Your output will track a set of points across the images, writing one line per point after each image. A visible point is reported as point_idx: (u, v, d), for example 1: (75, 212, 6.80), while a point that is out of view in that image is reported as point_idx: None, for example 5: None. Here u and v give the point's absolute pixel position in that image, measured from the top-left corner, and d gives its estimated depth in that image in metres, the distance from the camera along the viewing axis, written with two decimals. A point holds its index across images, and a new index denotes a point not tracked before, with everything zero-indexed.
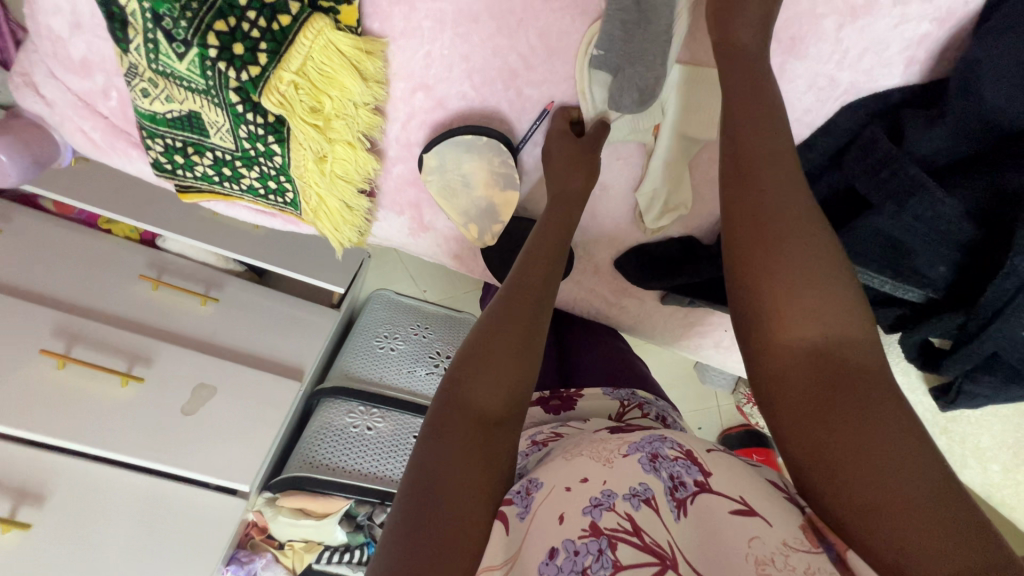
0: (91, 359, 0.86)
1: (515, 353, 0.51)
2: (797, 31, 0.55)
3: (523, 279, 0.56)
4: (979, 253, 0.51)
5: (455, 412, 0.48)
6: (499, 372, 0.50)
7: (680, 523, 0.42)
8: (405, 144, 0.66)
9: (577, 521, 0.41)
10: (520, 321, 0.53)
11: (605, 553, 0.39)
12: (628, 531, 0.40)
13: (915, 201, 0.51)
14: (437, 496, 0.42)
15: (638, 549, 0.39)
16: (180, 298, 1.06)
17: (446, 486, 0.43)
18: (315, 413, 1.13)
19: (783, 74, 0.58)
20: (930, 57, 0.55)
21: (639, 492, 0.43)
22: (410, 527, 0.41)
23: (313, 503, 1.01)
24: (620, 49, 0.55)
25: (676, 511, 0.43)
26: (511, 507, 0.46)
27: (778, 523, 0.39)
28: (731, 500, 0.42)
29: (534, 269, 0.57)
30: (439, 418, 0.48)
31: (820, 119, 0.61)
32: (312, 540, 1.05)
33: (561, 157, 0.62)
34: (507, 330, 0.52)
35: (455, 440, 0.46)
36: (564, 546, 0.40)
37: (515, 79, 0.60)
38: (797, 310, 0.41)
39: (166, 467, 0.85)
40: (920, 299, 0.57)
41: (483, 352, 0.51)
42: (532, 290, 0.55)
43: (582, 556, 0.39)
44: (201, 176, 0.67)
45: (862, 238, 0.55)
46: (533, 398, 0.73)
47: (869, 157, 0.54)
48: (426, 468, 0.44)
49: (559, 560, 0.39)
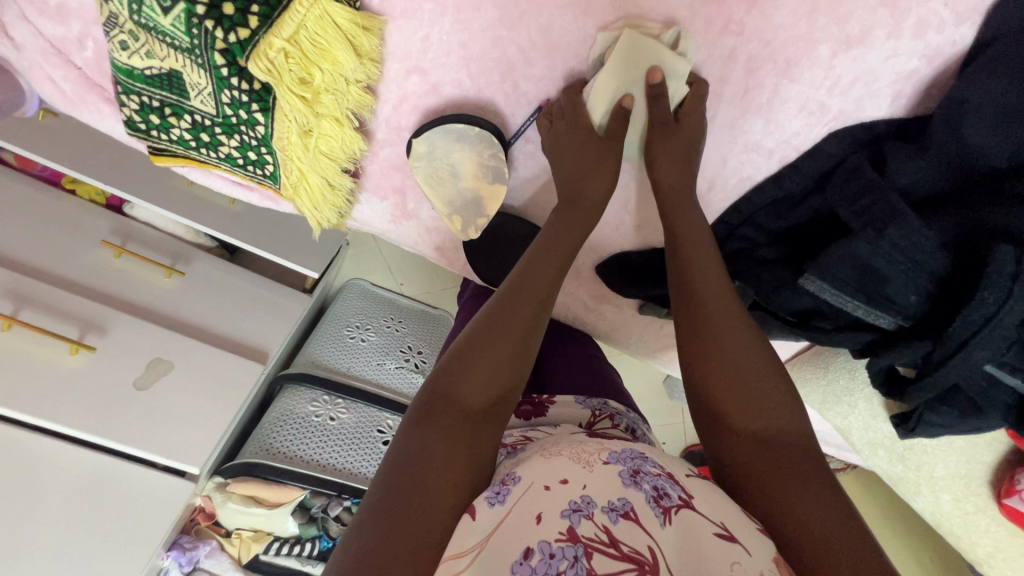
0: (41, 323, 0.82)
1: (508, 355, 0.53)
2: (792, 54, 0.57)
3: (528, 278, 0.56)
4: (948, 284, 0.52)
5: (448, 395, 0.50)
6: (490, 369, 0.52)
7: (665, 529, 0.42)
8: (395, 127, 0.64)
9: (556, 524, 0.42)
10: (523, 319, 0.54)
11: (580, 561, 0.39)
12: (604, 542, 0.41)
13: (892, 229, 0.52)
14: (416, 486, 0.44)
15: (615, 559, 0.39)
16: (145, 268, 1.03)
17: (427, 474, 0.45)
18: (277, 399, 1.08)
19: (776, 95, 0.60)
20: (915, 92, 0.59)
21: (617, 505, 0.43)
22: (391, 503, 0.42)
23: (265, 490, 0.97)
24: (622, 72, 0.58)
25: (662, 517, 0.43)
26: (481, 501, 0.45)
27: (755, 552, 0.40)
28: (711, 523, 0.42)
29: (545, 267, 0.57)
30: (426, 409, 0.49)
31: (807, 143, 0.63)
32: (261, 529, 0.98)
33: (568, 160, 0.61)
34: (503, 330, 0.53)
35: (442, 429, 0.48)
36: (540, 547, 0.40)
37: (513, 73, 0.60)
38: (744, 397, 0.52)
39: (110, 442, 0.79)
40: (891, 326, 0.57)
41: (474, 347, 0.53)
42: (539, 288, 0.56)
43: (557, 560, 0.39)
44: (177, 140, 0.64)
45: (837, 263, 0.56)
46: None
47: (852, 183, 0.56)
48: (409, 451, 0.46)
49: (534, 561, 0.40)
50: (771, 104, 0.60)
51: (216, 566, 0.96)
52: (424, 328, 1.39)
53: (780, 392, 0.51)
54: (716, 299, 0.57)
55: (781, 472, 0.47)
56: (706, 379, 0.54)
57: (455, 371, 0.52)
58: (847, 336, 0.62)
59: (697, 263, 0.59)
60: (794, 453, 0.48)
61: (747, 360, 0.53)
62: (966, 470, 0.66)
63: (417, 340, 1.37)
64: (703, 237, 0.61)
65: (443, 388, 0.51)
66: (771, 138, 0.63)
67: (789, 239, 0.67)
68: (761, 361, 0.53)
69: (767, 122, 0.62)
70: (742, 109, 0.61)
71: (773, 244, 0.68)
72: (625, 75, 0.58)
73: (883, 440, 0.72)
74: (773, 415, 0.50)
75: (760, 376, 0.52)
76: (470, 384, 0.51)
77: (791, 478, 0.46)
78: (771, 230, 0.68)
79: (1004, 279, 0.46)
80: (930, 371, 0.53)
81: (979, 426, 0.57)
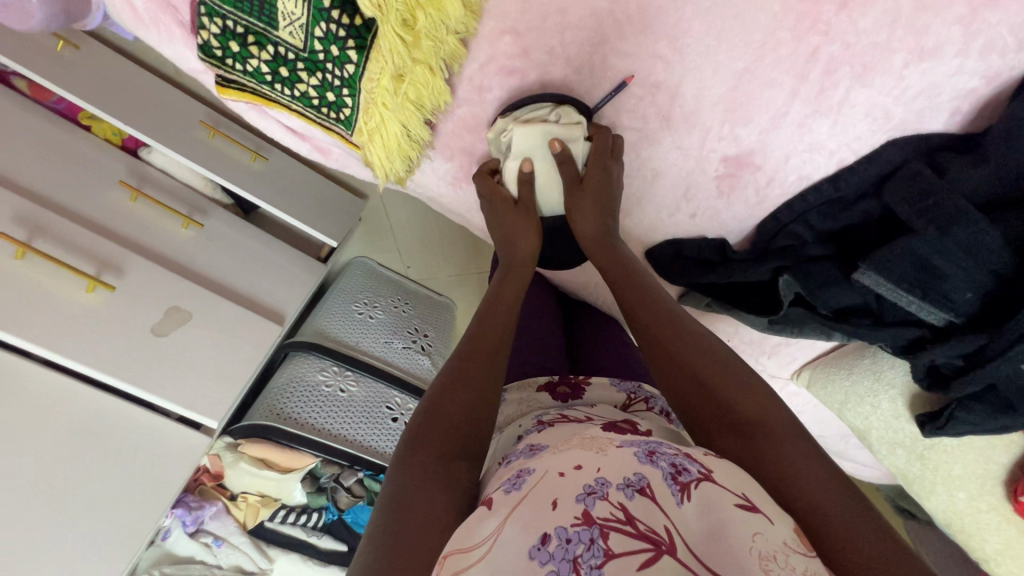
0: (55, 255, 0.76)
1: (480, 383, 0.58)
2: (869, 60, 0.60)
3: (486, 316, 0.65)
4: (1009, 283, 0.57)
5: (430, 428, 0.55)
6: (463, 398, 0.57)
7: (683, 507, 0.41)
8: (476, 87, 0.65)
9: (571, 508, 0.41)
10: (473, 371, 0.59)
11: (596, 542, 0.38)
12: (620, 520, 0.39)
13: (959, 227, 0.56)
14: (410, 515, 0.47)
15: (631, 537, 0.38)
16: (160, 214, 0.98)
17: (417, 503, 0.48)
18: (284, 366, 1.04)
19: (846, 98, 0.63)
20: (971, 110, 0.63)
21: (633, 481, 0.43)
22: (388, 534, 0.46)
23: (275, 454, 0.95)
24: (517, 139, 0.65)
25: (680, 494, 0.42)
26: (499, 492, 0.47)
27: (778, 522, 0.40)
28: (733, 496, 0.42)
29: (488, 329, 0.63)
30: (410, 447, 0.54)
31: (866, 148, 0.67)
32: (269, 495, 0.99)
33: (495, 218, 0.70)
34: (473, 364, 0.60)
35: (427, 461, 0.52)
36: (556, 533, 0.39)
37: (604, 46, 0.61)
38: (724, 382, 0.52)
39: (125, 385, 0.74)
40: (940, 322, 0.61)
41: (450, 383, 0.58)
42: (498, 327, 0.64)
43: (574, 544, 0.38)
44: (252, 72, 0.62)
45: (895, 259, 0.60)
46: (542, 383, 0.75)
47: (913, 186, 0.59)
48: (398, 489, 0.50)
49: (552, 546, 0.39)
50: (841, 106, 0.64)
51: (221, 528, 0.97)
52: (431, 312, 1.38)
53: (749, 383, 0.52)
54: (670, 317, 0.59)
55: (773, 450, 0.47)
56: (678, 385, 0.54)
57: (431, 409, 0.56)
58: (894, 331, 0.65)
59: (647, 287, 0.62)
60: (781, 435, 0.48)
61: (712, 367, 0.53)
62: (983, 471, 0.71)
63: (419, 322, 1.35)
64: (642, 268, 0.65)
65: (422, 426, 0.55)
66: (834, 140, 0.66)
67: (838, 239, 0.72)
68: (723, 360, 0.54)
69: (834, 124, 0.65)
70: (815, 108, 0.64)
71: (821, 243, 0.72)
72: (523, 146, 0.65)
73: (904, 440, 0.76)
74: (748, 402, 0.51)
75: (719, 371, 0.53)
76: (443, 418, 0.55)
77: (792, 465, 0.46)
78: (821, 230, 0.72)
79: None
80: (979, 364, 0.58)
81: (1008, 426, 0.61)
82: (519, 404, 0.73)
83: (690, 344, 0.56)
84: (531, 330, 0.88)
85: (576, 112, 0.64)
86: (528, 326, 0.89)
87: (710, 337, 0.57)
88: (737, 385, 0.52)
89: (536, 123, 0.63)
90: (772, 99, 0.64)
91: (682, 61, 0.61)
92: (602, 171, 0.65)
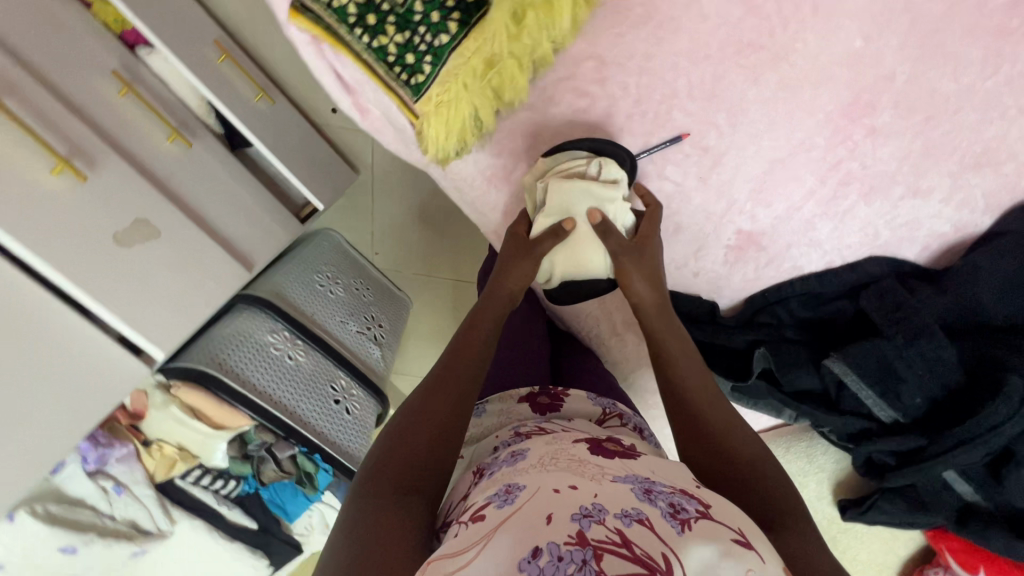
0: (27, 122, 0.66)
1: (449, 408, 0.61)
2: (875, 184, 0.70)
3: (463, 344, 0.69)
4: (954, 393, 0.67)
5: (395, 454, 0.57)
6: (433, 423, 0.59)
7: (682, 536, 0.43)
8: (547, 98, 0.67)
9: (565, 526, 0.42)
10: (444, 396, 0.62)
11: (590, 563, 0.39)
12: (617, 543, 0.41)
13: (924, 341, 0.66)
14: (373, 540, 0.48)
15: (628, 560, 0.39)
16: (145, 118, 0.89)
17: (382, 528, 0.49)
18: (233, 316, 0.95)
19: (850, 210, 0.73)
20: (937, 249, 0.75)
21: (632, 513, 0.44)
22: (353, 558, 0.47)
23: (211, 408, 0.87)
24: (554, 194, 0.67)
25: (679, 526, 0.44)
26: (491, 506, 0.48)
27: (769, 561, 0.43)
28: (727, 530, 0.44)
29: (462, 360, 0.66)
30: (373, 474, 0.55)
31: (853, 257, 0.76)
32: (188, 451, 0.91)
33: (510, 254, 0.72)
34: (442, 390, 0.63)
35: (392, 489, 0.53)
36: (548, 548, 0.41)
37: (673, 100, 0.66)
38: (744, 465, 0.57)
39: (75, 284, 0.67)
40: (889, 419, 0.71)
41: (420, 409, 0.61)
42: (473, 357, 0.67)
43: (566, 562, 0.39)
44: (332, 7, 0.58)
45: (863, 357, 0.68)
46: (523, 393, 0.76)
47: (886, 301, 0.68)
48: (358, 517, 0.51)
49: (543, 560, 0.40)
50: (845, 215, 0.73)
51: (126, 474, 0.91)
52: (388, 304, 1.35)
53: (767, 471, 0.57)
54: (703, 392, 0.64)
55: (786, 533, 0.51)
56: (700, 459, 0.59)
57: (397, 436, 0.59)
58: (845, 420, 0.74)
59: (686, 362, 0.67)
60: (795, 524, 0.52)
61: (737, 448, 0.58)
62: None
63: (373, 307, 1.30)
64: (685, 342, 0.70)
65: (388, 452, 0.57)
66: (830, 242, 0.75)
67: (811, 327, 0.80)
68: (749, 446, 0.59)
69: (835, 229, 0.74)
70: (824, 211, 0.73)
71: (796, 328, 0.80)
72: (562, 204, 0.68)
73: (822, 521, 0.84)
74: (766, 487, 0.55)
75: (742, 452, 0.58)
76: (410, 445, 0.57)
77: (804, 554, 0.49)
78: (799, 316, 0.80)
79: (1007, 398, 0.62)
80: (921, 459, 0.69)
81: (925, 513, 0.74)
82: (498, 415, 0.74)
83: (717, 422, 0.61)
84: (514, 344, 0.88)
85: (616, 167, 0.67)
86: (511, 339, 0.89)
87: (737, 422, 0.62)
88: (755, 468, 0.57)
89: (575, 183, 0.66)
90: (793, 191, 0.72)
91: (734, 135, 0.68)
92: (652, 245, 0.70)
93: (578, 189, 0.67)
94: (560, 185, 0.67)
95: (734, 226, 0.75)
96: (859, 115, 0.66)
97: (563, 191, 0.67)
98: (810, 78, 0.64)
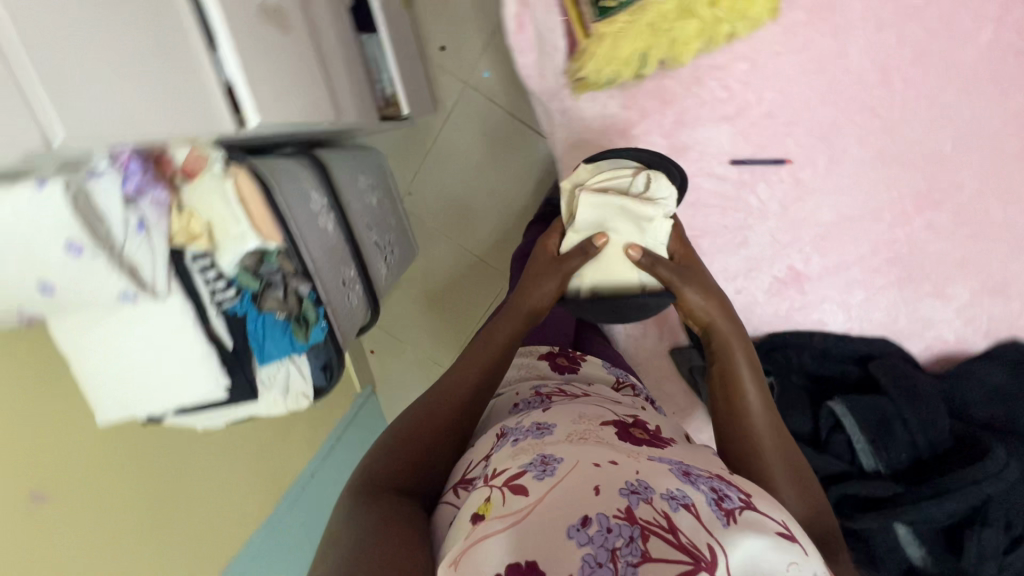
0: None
1: (441, 416, 0.65)
2: (913, 272, 0.81)
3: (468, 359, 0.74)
4: (938, 459, 0.77)
5: (386, 466, 0.60)
6: (427, 433, 0.64)
7: (728, 528, 0.45)
8: (694, 78, 0.75)
9: (617, 501, 0.45)
10: (440, 410, 0.66)
11: (637, 541, 0.42)
12: (664, 527, 0.43)
13: (923, 402, 0.76)
14: (367, 534, 0.51)
15: (675, 545, 0.42)
16: None
17: (382, 522, 0.52)
18: (275, 158, 0.91)
19: (884, 287, 0.82)
20: (933, 354, 0.86)
21: (678, 495, 0.46)
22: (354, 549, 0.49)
23: (261, 201, 0.73)
24: (592, 209, 0.75)
25: (725, 518, 0.45)
26: (528, 475, 0.49)
27: (811, 555, 0.47)
28: (772, 521, 0.47)
29: (462, 376, 0.71)
30: (368, 485, 0.58)
31: (868, 332, 0.85)
32: (219, 228, 0.71)
33: (541, 270, 0.79)
34: (437, 409, 0.66)
35: (388, 495, 0.56)
36: (599, 519, 0.44)
37: (793, 127, 0.75)
38: (798, 491, 0.60)
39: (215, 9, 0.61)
40: (871, 465, 0.78)
41: (419, 421, 0.65)
42: (475, 367, 0.72)
43: (614, 536, 0.43)
44: None
45: (867, 406, 0.78)
46: (544, 351, 0.81)
47: (896, 370, 0.79)
48: (353, 518, 0.54)
49: (592, 530, 0.43)
50: (879, 290, 0.83)
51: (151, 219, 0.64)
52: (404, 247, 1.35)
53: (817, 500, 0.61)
54: (759, 417, 0.66)
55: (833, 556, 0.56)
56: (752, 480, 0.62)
57: (393, 450, 0.62)
58: (827, 459, 0.79)
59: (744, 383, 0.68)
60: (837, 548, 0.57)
61: (792, 476, 0.61)
62: None
63: (391, 236, 1.29)
64: (751, 356, 0.71)
65: (383, 464, 0.61)
66: (857, 310, 0.84)
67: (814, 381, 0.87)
68: (801, 475, 0.62)
69: (866, 300, 0.83)
70: (865, 280, 0.82)
71: (804, 377, 0.87)
72: (595, 218, 0.76)
73: None
74: (811, 514, 0.59)
75: (796, 479, 0.61)
76: (403, 453, 0.61)
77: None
78: (809, 368, 0.87)
79: (996, 460, 0.70)
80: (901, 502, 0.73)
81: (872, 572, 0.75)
82: (519, 370, 0.80)
83: (769, 449, 0.63)
84: None
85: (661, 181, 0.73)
86: None
87: (789, 444, 0.65)
88: (805, 497, 0.61)
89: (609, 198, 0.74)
90: (849, 251, 0.81)
91: (826, 179, 0.77)
92: (694, 267, 0.75)
93: (613, 205, 0.74)
94: (597, 200, 0.75)
95: (789, 262, 0.83)
96: (925, 207, 0.77)
97: (597, 205, 0.75)
98: (904, 158, 0.75)
